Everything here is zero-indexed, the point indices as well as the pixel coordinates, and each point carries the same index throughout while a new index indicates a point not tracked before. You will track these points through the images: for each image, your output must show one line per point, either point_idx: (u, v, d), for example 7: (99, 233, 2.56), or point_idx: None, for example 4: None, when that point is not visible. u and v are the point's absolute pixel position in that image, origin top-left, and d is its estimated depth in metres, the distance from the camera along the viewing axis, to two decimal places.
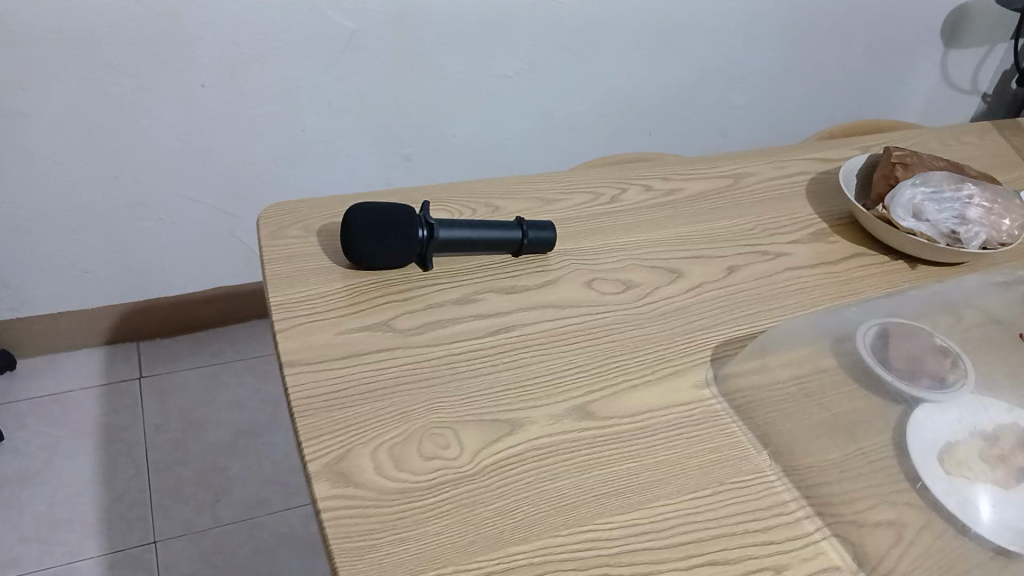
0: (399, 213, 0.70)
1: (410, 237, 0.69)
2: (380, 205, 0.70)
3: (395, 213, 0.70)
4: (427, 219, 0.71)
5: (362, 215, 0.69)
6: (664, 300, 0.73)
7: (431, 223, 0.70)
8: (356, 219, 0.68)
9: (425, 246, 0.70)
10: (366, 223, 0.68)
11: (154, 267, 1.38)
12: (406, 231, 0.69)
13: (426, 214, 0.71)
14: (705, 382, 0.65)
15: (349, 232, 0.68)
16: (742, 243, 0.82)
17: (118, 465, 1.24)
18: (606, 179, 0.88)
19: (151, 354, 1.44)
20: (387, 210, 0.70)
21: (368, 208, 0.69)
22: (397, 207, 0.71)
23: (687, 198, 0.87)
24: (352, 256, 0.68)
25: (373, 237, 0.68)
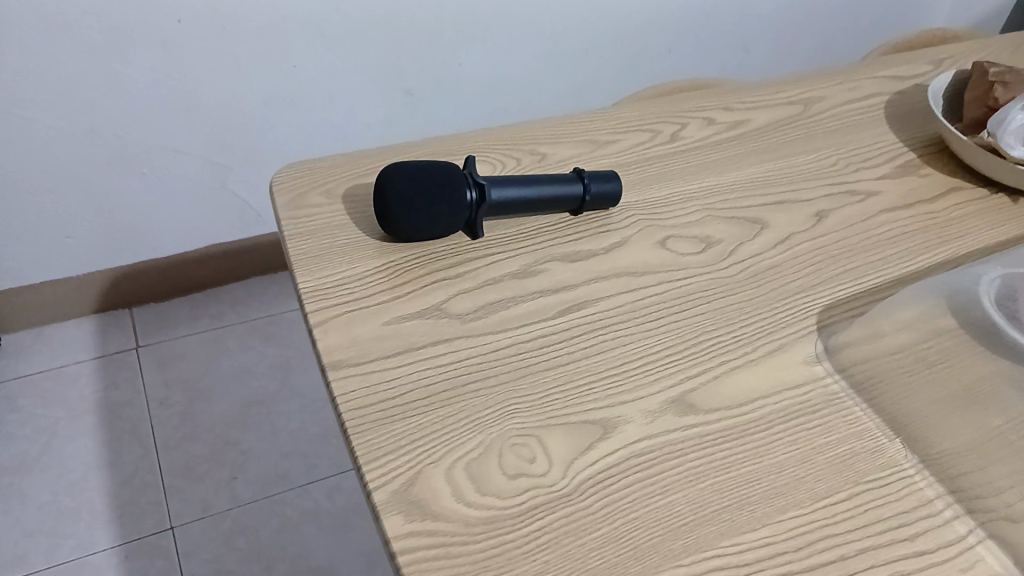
0: (443, 173, 0.59)
1: (459, 201, 0.58)
2: (418, 162, 0.59)
3: (438, 173, 0.59)
4: (475, 178, 0.60)
5: (398, 178, 0.58)
6: (753, 259, 0.63)
7: (480, 183, 0.59)
8: (392, 183, 0.57)
9: (475, 209, 0.59)
10: (404, 187, 0.57)
11: (141, 228, 1.26)
12: (452, 194, 0.58)
13: (472, 172, 0.60)
14: (816, 357, 0.56)
15: (385, 199, 0.57)
16: (826, 183, 0.71)
17: (123, 445, 1.15)
18: (662, 113, 0.77)
19: (146, 319, 1.33)
20: (428, 169, 0.59)
21: (405, 169, 0.58)
22: (439, 165, 0.59)
23: (755, 130, 0.76)
24: (390, 227, 0.58)
25: (416, 204, 0.57)
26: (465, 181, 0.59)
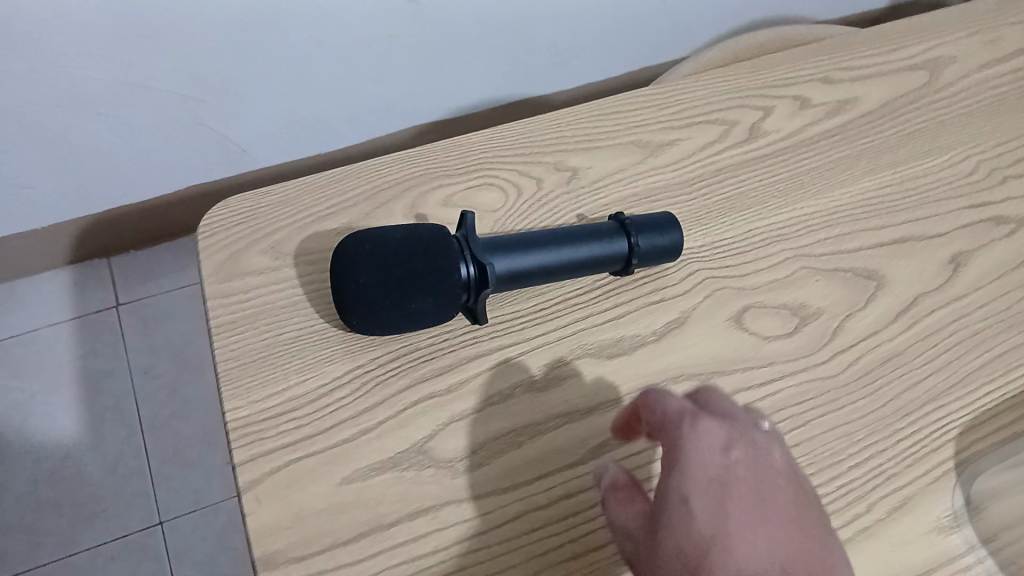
0: (426, 240, 0.41)
1: (450, 281, 0.40)
2: (392, 225, 0.41)
3: (420, 240, 0.41)
4: (470, 246, 0.42)
5: (362, 253, 0.40)
6: (863, 345, 0.45)
7: (478, 252, 0.41)
8: (352, 263, 0.39)
9: (474, 288, 0.41)
10: (370, 269, 0.39)
11: (108, 171, 1.01)
12: (440, 270, 0.40)
13: (469, 234, 0.42)
14: (956, 519, 0.40)
15: (343, 286, 0.39)
16: (959, 206, 0.52)
17: (106, 423, 1.04)
18: (739, 89, 0.56)
19: (128, 269, 1.15)
20: (405, 236, 0.41)
21: (371, 236, 0.41)
22: (422, 229, 0.42)
23: (864, 118, 0.56)
24: (354, 322, 0.40)
25: (383, 302, 0.39)
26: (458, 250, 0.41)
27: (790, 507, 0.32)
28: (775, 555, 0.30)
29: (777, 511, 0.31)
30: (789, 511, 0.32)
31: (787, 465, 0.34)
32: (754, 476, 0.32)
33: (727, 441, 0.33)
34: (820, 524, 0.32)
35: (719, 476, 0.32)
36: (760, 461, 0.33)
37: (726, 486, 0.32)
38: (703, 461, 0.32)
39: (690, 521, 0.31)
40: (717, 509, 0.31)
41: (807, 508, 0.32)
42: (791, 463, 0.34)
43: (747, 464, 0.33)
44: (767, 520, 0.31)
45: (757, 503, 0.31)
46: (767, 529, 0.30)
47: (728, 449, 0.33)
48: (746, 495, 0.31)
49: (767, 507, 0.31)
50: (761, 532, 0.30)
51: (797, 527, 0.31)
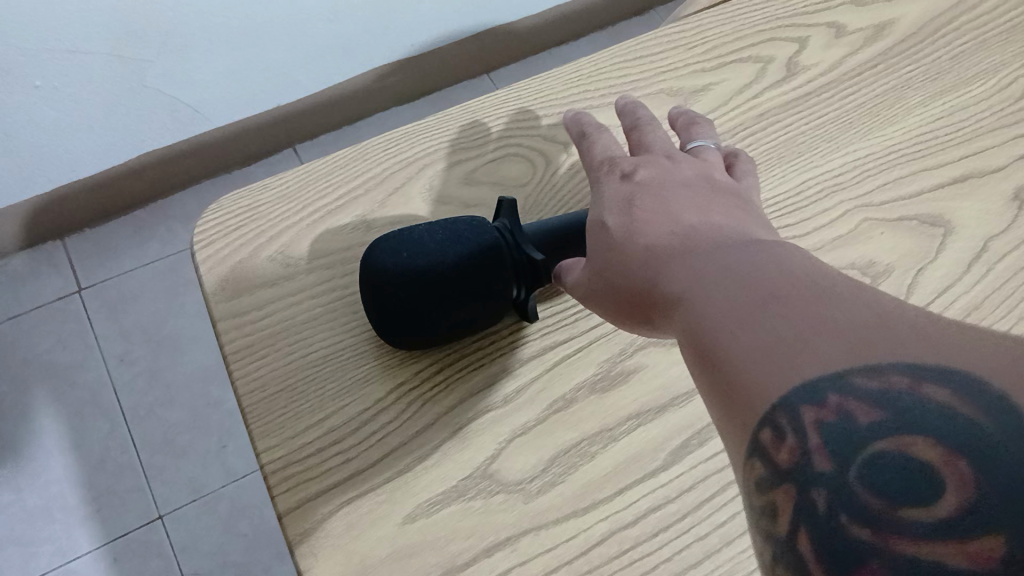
0: (468, 235, 0.36)
1: (496, 280, 0.36)
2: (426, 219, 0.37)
3: (461, 235, 0.36)
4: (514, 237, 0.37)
5: (401, 254, 0.35)
6: (938, 302, 0.42)
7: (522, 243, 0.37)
8: (393, 264, 0.34)
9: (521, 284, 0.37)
10: (413, 272, 0.34)
11: (52, 152, 0.92)
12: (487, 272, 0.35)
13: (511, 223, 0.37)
14: None
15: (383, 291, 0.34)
16: (1017, 132, 0.48)
17: (87, 419, 0.98)
18: (770, 18, 0.50)
19: (84, 250, 1.07)
20: (445, 233, 0.36)
21: (407, 235, 0.36)
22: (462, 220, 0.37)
23: (905, 42, 0.51)
24: (398, 333, 0.35)
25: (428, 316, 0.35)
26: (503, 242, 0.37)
27: (703, 186, 0.34)
28: (687, 213, 0.31)
29: (689, 187, 0.33)
30: (707, 191, 0.33)
31: (709, 167, 0.36)
32: (660, 177, 0.34)
33: (644, 162, 0.35)
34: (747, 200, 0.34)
35: (639, 182, 0.34)
36: (677, 165, 0.35)
37: (642, 186, 0.34)
38: (623, 181, 0.35)
39: (612, 221, 0.33)
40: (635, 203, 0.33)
41: (726, 187, 0.34)
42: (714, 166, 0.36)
43: (663, 171, 0.35)
44: (681, 194, 0.33)
45: (675, 188, 0.33)
46: (682, 201, 0.32)
47: (644, 167, 0.35)
48: (650, 190, 0.33)
49: (680, 189, 0.33)
50: (678, 203, 0.32)
51: (709, 201, 0.32)
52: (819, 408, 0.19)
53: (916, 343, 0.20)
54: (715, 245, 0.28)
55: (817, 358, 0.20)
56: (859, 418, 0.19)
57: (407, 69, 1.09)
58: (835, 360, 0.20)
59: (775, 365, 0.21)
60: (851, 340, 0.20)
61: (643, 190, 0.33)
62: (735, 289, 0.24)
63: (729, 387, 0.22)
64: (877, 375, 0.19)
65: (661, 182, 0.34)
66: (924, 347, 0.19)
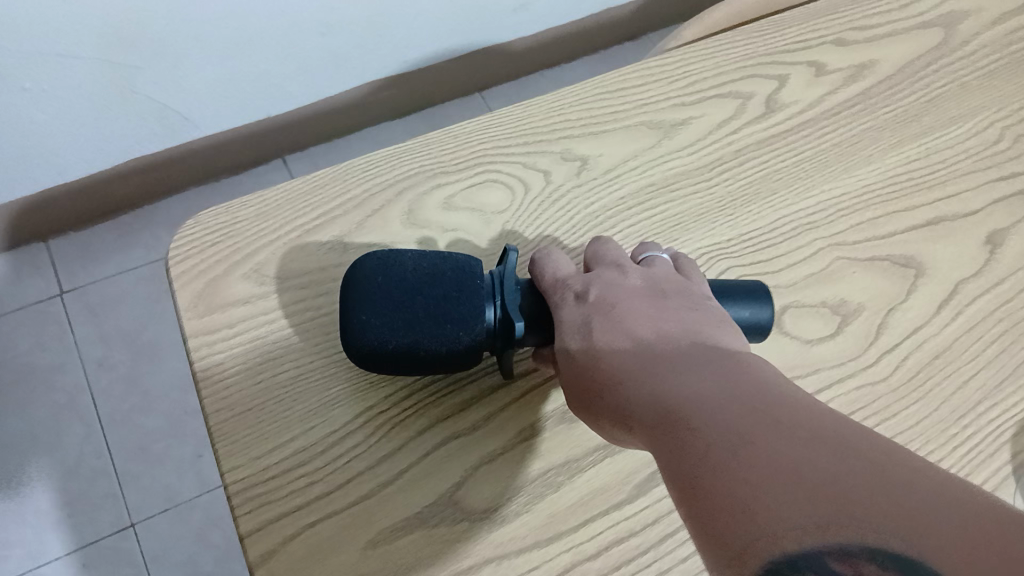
0: (454, 284, 0.35)
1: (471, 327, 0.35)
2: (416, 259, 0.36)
3: (445, 285, 0.35)
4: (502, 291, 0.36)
5: (378, 294, 0.34)
6: (907, 342, 0.42)
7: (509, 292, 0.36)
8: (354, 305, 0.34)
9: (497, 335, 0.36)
10: (379, 315, 0.34)
11: (37, 154, 0.92)
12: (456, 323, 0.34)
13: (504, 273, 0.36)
14: None
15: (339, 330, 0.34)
16: (991, 175, 0.49)
17: (62, 423, 0.97)
18: (751, 57, 0.51)
19: (68, 254, 1.07)
20: (430, 276, 0.35)
21: (392, 272, 0.35)
22: (454, 266, 0.36)
23: (884, 84, 0.52)
24: (367, 366, 0.35)
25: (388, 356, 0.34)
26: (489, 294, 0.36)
27: (660, 297, 0.34)
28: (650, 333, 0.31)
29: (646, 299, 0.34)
30: (661, 302, 0.33)
31: (660, 276, 0.36)
32: (612, 292, 0.34)
33: (594, 281, 0.35)
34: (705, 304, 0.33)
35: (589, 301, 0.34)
36: (626, 278, 0.35)
37: (597, 307, 0.33)
38: (578, 301, 0.34)
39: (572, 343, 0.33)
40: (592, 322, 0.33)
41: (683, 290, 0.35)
42: (665, 274, 0.36)
43: (616, 287, 0.35)
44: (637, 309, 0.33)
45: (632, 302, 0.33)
46: (645, 321, 0.32)
47: (596, 283, 0.35)
48: (605, 306, 0.33)
49: (637, 302, 0.33)
50: (637, 319, 0.32)
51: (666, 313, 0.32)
52: (775, 545, 0.19)
53: (890, 492, 0.19)
54: (694, 372, 0.27)
55: (786, 515, 0.19)
56: (800, 542, 0.19)
57: (398, 85, 1.09)
58: (802, 516, 0.19)
59: (752, 519, 0.20)
60: (824, 496, 0.19)
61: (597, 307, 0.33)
62: (716, 432, 0.23)
63: (713, 528, 0.21)
64: (830, 531, 0.19)
65: (614, 298, 0.34)
66: (898, 503, 0.19)
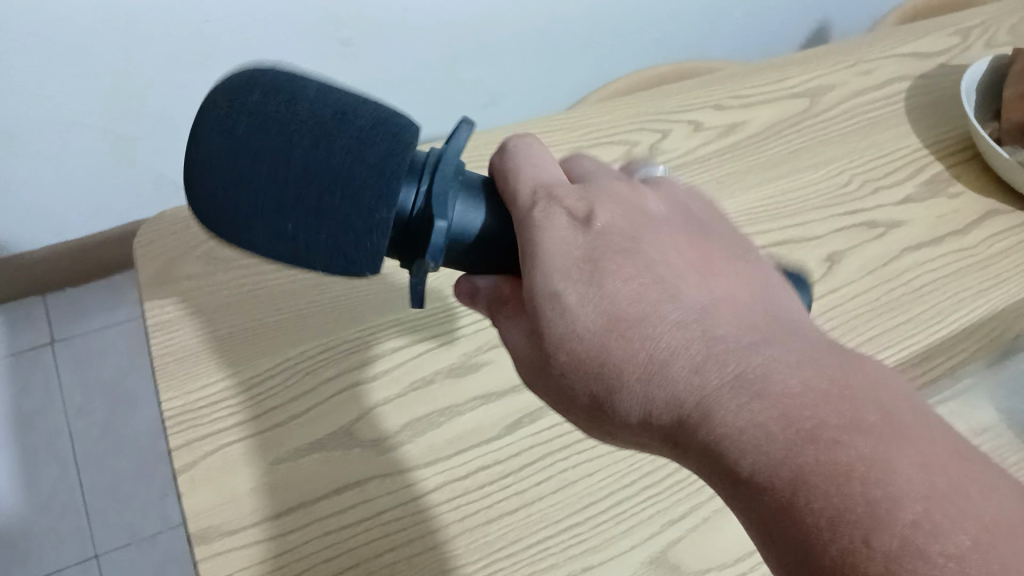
0: (347, 146, 0.28)
1: (377, 191, 0.28)
2: (314, 95, 0.29)
3: (334, 143, 0.28)
4: (432, 169, 0.30)
5: (240, 130, 0.27)
6: None
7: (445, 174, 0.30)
8: (219, 121, 0.27)
9: (414, 223, 0.30)
10: (240, 159, 0.27)
11: (43, 213, 1.07)
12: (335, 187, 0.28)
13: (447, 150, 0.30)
14: None
15: (187, 164, 0.28)
16: (837, 210, 0.58)
17: (39, 460, 1.03)
18: (640, 116, 0.62)
19: (61, 309, 1.18)
20: (315, 128, 0.28)
21: (271, 104, 0.28)
22: (361, 121, 0.29)
23: (752, 138, 0.62)
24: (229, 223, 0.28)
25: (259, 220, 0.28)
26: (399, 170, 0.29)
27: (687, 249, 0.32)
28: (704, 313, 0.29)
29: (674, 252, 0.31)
30: (683, 250, 0.32)
31: (669, 196, 0.35)
32: (626, 226, 0.31)
33: (596, 203, 0.32)
34: (719, 254, 0.33)
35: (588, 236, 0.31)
36: (633, 201, 0.33)
37: (604, 243, 0.30)
38: (579, 224, 0.30)
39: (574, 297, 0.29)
40: (607, 275, 0.29)
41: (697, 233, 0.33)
42: (667, 199, 0.35)
43: (626, 216, 0.32)
44: (671, 264, 0.31)
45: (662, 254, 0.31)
46: (684, 288, 0.30)
47: (600, 207, 0.32)
48: (622, 256, 0.30)
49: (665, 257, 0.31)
50: (673, 282, 0.30)
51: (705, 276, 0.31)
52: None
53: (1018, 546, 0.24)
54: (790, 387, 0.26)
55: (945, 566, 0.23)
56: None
57: None
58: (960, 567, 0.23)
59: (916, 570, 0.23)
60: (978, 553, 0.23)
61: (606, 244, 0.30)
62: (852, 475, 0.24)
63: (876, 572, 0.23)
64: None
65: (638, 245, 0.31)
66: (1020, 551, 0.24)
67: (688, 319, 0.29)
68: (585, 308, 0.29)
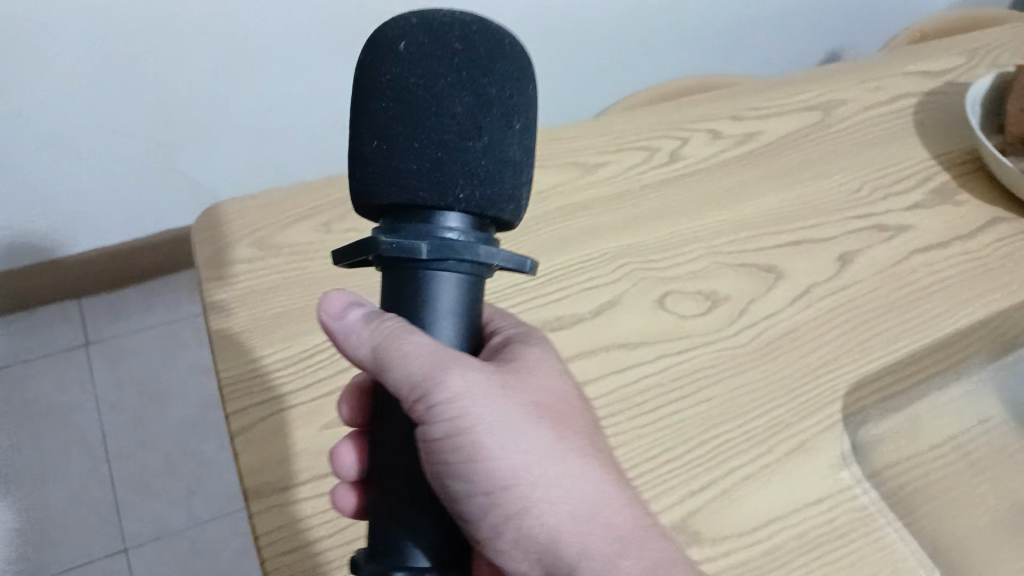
0: (412, 126, 0.31)
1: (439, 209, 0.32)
2: (472, 98, 0.31)
3: (418, 113, 0.31)
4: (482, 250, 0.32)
5: (395, 77, 0.31)
6: (765, 321, 0.53)
7: (469, 242, 0.30)
8: (420, 77, 0.31)
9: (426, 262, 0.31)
10: (367, 72, 0.32)
11: (83, 216, 1.13)
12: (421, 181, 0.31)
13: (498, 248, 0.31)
14: (845, 458, 0.46)
15: (368, 49, 0.32)
16: (849, 214, 0.61)
17: (72, 455, 1.07)
18: (662, 125, 0.66)
19: (96, 312, 1.22)
20: (413, 93, 0.31)
21: (431, 82, 0.31)
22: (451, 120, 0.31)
23: (768, 146, 0.66)
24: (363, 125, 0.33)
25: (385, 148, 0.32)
26: (431, 173, 0.31)
27: (579, 396, 0.38)
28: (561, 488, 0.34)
29: (571, 398, 0.38)
30: (539, 420, 0.35)
31: (530, 355, 0.38)
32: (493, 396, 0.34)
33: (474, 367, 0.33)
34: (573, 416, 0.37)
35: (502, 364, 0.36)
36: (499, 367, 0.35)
37: (478, 428, 0.33)
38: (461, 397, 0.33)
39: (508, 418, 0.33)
40: (477, 467, 0.33)
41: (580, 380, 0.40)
42: (527, 355, 0.37)
43: (496, 381, 0.34)
44: (533, 438, 0.34)
45: (546, 411, 0.35)
46: (543, 464, 0.34)
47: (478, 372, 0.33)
48: (490, 438, 0.33)
49: (568, 399, 0.37)
50: (538, 462, 0.34)
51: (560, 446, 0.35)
52: None
53: None
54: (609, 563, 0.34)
55: None
56: None
57: None
58: None
59: None
60: None
61: (527, 379, 0.36)
62: None
63: None
64: None
65: (549, 383, 0.37)
66: None
67: (562, 474, 0.34)
68: (457, 493, 0.33)
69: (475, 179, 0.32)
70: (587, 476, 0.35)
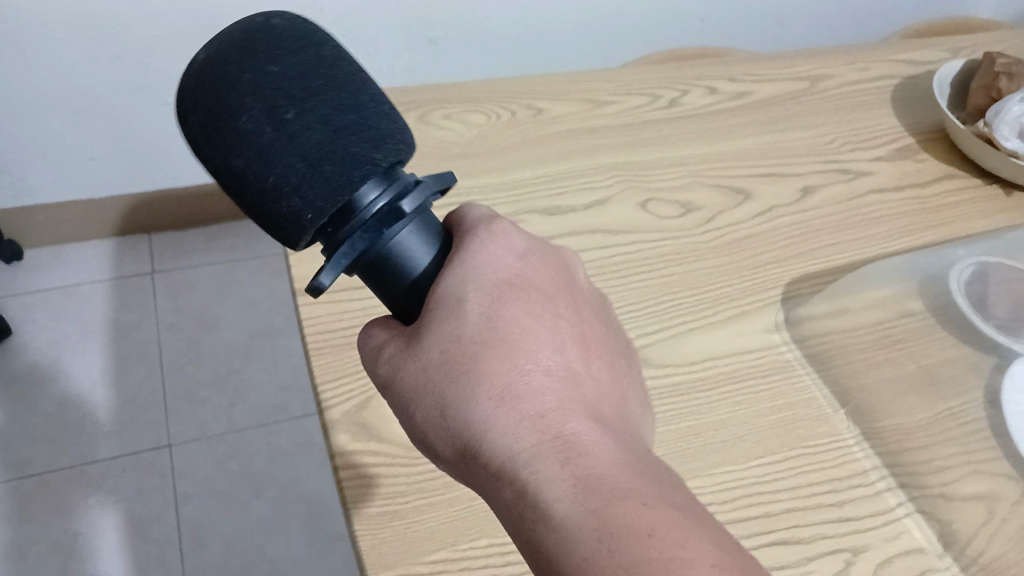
0: (312, 131, 0.33)
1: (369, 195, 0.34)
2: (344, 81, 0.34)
3: (320, 112, 0.33)
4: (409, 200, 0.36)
5: (275, 85, 0.32)
6: (727, 227, 0.64)
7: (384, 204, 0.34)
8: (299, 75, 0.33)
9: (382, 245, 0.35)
10: (221, 113, 0.32)
11: (158, 159, 1.26)
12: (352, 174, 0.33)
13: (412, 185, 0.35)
14: (776, 326, 0.57)
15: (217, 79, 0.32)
16: (818, 158, 0.72)
17: (129, 364, 1.20)
18: (666, 78, 0.77)
19: (162, 247, 1.36)
20: (293, 100, 0.32)
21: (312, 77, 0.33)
22: (317, 94, 0.33)
23: (755, 103, 0.77)
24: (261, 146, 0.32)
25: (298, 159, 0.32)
26: (317, 149, 0.33)
27: (517, 317, 0.35)
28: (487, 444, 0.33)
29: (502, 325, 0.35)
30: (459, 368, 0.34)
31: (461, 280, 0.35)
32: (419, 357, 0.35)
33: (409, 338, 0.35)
34: (503, 355, 0.34)
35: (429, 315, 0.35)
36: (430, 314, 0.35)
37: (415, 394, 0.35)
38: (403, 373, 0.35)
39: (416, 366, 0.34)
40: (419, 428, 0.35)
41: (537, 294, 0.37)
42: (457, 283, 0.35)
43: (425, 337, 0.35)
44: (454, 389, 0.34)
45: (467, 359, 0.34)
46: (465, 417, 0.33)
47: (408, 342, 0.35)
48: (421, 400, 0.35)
49: (492, 334, 0.35)
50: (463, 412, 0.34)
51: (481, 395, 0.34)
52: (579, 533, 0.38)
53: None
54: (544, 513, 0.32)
55: None
56: None
57: None
58: None
59: None
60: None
61: (450, 322, 0.34)
62: None
63: None
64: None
65: (474, 314, 0.35)
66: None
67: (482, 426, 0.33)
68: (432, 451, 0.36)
69: (390, 150, 0.35)
70: (507, 422, 0.33)
